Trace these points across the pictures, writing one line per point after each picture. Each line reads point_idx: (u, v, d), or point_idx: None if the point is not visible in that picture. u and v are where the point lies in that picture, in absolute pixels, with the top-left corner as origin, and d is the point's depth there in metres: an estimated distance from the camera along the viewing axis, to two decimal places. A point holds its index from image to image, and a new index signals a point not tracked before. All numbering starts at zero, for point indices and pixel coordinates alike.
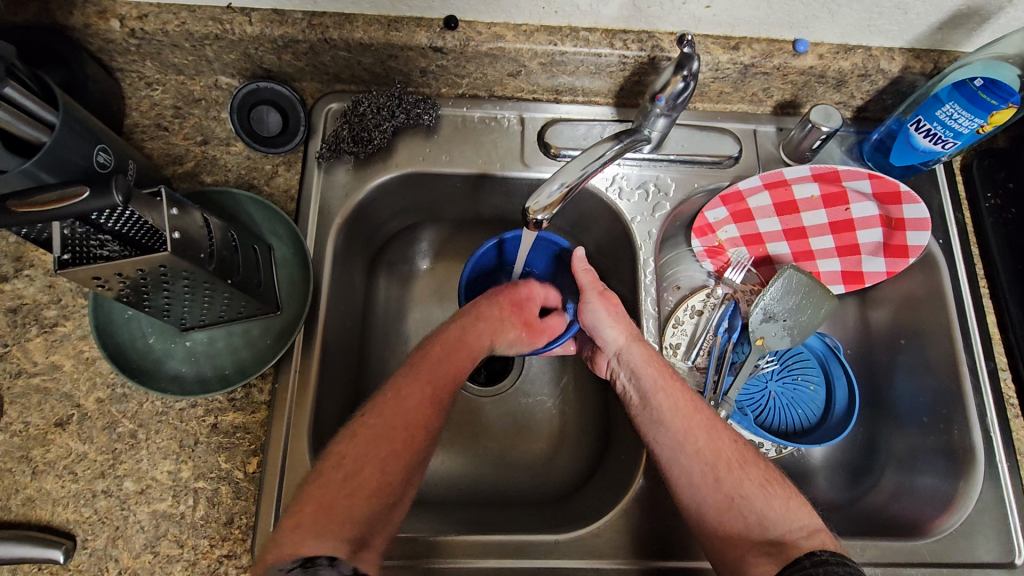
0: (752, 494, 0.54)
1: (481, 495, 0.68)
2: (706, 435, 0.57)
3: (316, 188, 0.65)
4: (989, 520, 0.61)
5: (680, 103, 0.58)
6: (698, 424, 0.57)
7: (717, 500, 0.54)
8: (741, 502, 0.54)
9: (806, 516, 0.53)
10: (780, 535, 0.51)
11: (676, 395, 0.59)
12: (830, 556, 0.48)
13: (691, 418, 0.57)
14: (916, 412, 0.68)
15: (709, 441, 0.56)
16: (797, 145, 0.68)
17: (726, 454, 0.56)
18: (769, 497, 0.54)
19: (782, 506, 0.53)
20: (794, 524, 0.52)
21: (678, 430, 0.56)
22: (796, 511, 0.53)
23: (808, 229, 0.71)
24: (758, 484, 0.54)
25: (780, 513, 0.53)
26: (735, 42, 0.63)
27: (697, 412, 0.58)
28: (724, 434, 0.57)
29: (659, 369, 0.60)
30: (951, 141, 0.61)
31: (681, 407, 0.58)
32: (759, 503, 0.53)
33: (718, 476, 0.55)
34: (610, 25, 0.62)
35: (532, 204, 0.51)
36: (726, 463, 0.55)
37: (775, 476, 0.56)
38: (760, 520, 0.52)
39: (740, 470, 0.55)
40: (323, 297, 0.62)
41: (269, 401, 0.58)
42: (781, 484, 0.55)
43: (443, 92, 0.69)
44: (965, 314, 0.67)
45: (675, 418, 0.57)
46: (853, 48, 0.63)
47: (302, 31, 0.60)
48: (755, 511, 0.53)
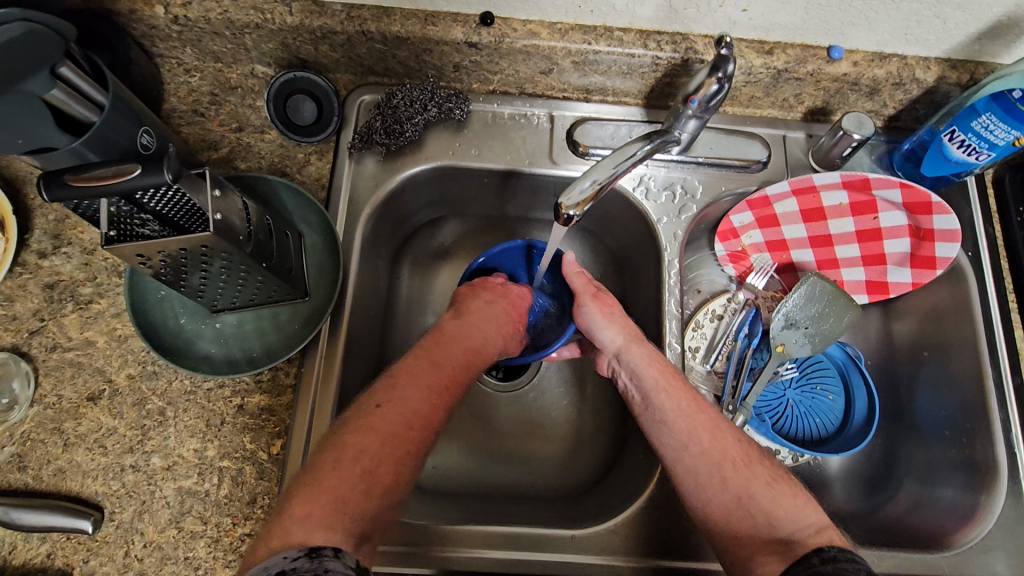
0: (760, 494, 0.53)
1: (497, 488, 0.68)
2: (710, 435, 0.56)
3: (347, 178, 0.66)
4: (1010, 537, 0.61)
5: (714, 105, 0.58)
6: (702, 424, 0.57)
7: (725, 501, 0.53)
8: (748, 502, 0.53)
9: (813, 513, 0.52)
10: (787, 534, 0.50)
11: (678, 395, 0.58)
12: (838, 553, 0.47)
13: (695, 418, 0.57)
14: (938, 425, 0.68)
15: (714, 442, 0.55)
16: (827, 152, 0.67)
17: (731, 454, 0.55)
18: (776, 496, 0.53)
19: (789, 505, 0.52)
20: (800, 522, 0.51)
21: (682, 431, 0.56)
22: (803, 509, 0.52)
23: (834, 237, 0.71)
24: (764, 483, 0.54)
25: (788, 511, 0.52)
26: (770, 47, 0.63)
27: (701, 412, 0.57)
28: (728, 434, 0.57)
29: (661, 369, 0.59)
30: (986, 152, 0.61)
31: (684, 408, 0.57)
32: (766, 503, 0.53)
33: (725, 477, 0.54)
34: (644, 26, 0.62)
35: (565, 199, 0.51)
36: (731, 464, 0.54)
37: (782, 474, 0.55)
38: (768, 519, 0.52)
39: (746, 470, 0.54)
40: (350, 285, 0.63)
41: (295, 385, 0.59)
42: (788, 482, 0.55)
43: (475, 87, 0.69)
44: (992, 328, 0.66)
45: (678, 419, 0.57)
46: (888, 56, 0.63)
47: (340, 23, 0.61)
48: (762, 510, 0.52)
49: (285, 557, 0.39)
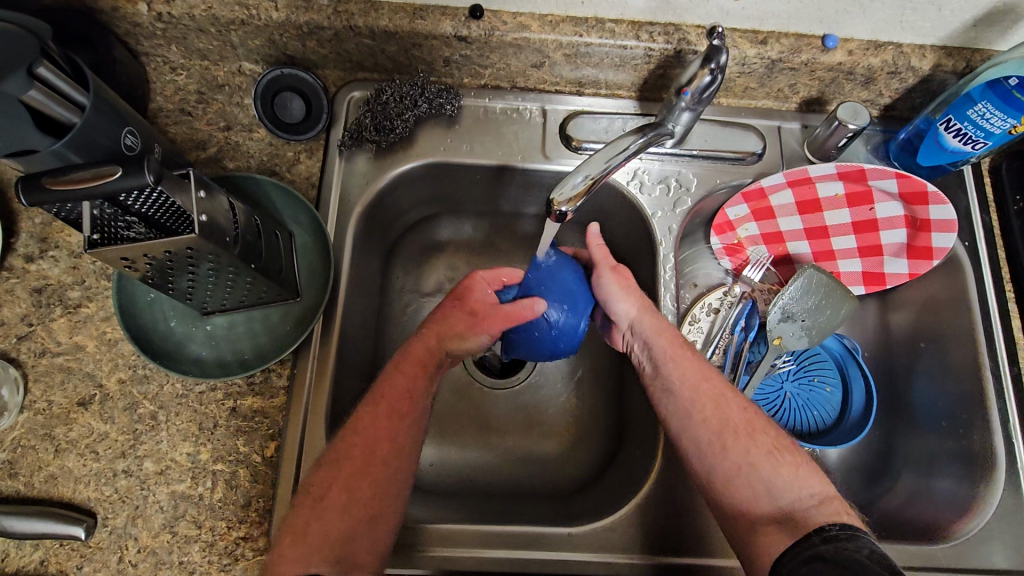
0: (760, 463, 0.53)
1: (495, 487, 0.68)
2: (714, 404, 0.56)
3: (337, 176, 0.65)
4: (1007, 527, 0.61)
5: (707, 97, 0.57)
6: (707, 393, 0.56)
7: (727, 469, 0.53)
8: (748, 469, 0.53)
9: (816, 485, 0.52)
10: (789, 505, 0.50)
11: (683, 365, 0.58)
12: (840, 530, 0.47)
13: (699, 387, 0.57)
14: (935, 416, 0.68)
15: (717, 412, 0.55)
16: (822, 143, 0.67)
17: (734, 422, 0.55)
18: (776, 466, 0.52)
19: (790, 474, 0.52)
20: (801, 490, 0.51)
21: (686, 400, 0.56)
22: (806, 479, 0.52)
23: (830, 229, 0.70)
24: (765, 451, 0.53)
25: (788, 480, 0.52)
26: (764, 36, 0.62)
27: (706, 381, 0.57)
28: (734, 403, 0.56)
29: (669, 338, 0.59)
30: (982, 141, 0.60)
31: (690, 378, 0.57)
32: (766, 471, 0.52)
33: (724, 444, 0.54)
34: (636, 17, 0.61)
35: (557, 194, 0.50)
36: (733, 431, 0.54)
37: (787, 444, 0.55)
38: (769, 490, 0.51)
39: (747, 439, 0.54)
40: (342, 286, 0.62)
41: (287, 386, 0.58)
42: (792, 452, 0.54)
43: (466, 82, 0.69)
44: (989, 318, 0.66)
45: (684, 387, 0.57)
46: (884, 45, 0.62)
47: (327, 18, 0.60)
48: (762, 480, 0.52)
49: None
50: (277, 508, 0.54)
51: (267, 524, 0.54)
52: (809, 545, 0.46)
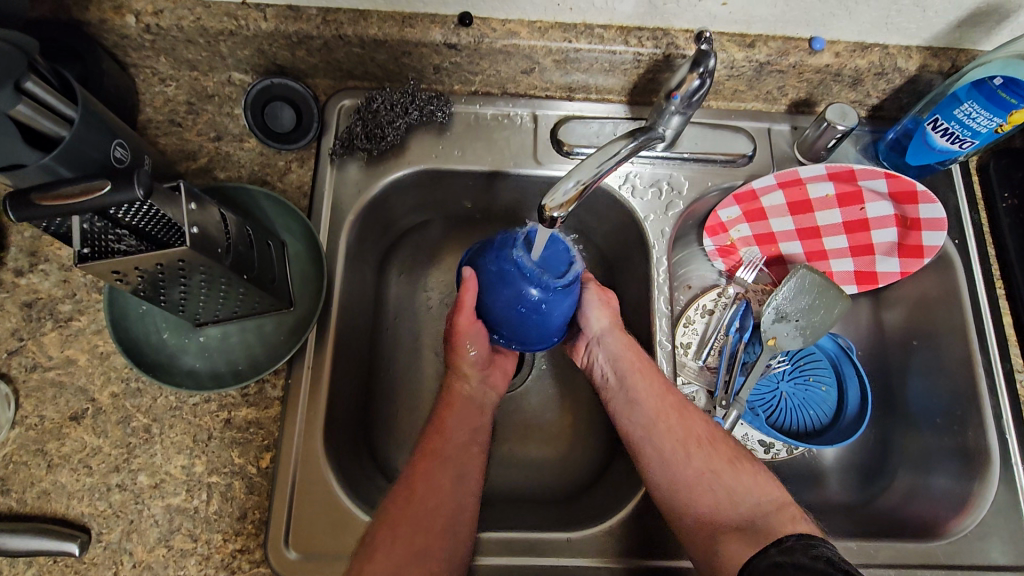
0: (722, 472, 0.54)
1: (492, 494, 0.68)
2: (679, 415, 0.58)
3: (329, 184, 0.65)
4: (1003, 522, 0.61)
5: (697, 100, 0.57)
6: (672, 405, 0.58)
7: (688, 477, 0.54)
8: (710, 477, 0.54)
9: (773, 492, 0.54)
10: (747, 510, 0.52)
11: (650, 378, 0.59)
12: (797, 541, 0.47)
13: (665, 398, 0.58)
14: (929, 413, 0.68)
15: (682, 423, 0.57)
16: (812, 145, 0.67)
17: (697, 434, 0.57)
18: (738, 474, 0.54)
19: (749, 481, 0.54)
20: (763, 498, 0.53)
21: (651, 410, 0.58)
22: (765, 486, 0.54)
23: (822, 229, 0.70)
24: (728, 461, 0.55)
25: (747, 487, 0.53)
26: (752, 40, 0.62)
27: (671, 393, 0.59)
28: (695, 415, 0.58)
29: (632, 350, 0.61)
30: (970, 140, 0.60)
31: (654, 388, 0.59)
32: (727, 480, 0.54)
33: (690, 454, 0.55)
34: (624, 22, 0.61)
35: (549, 201, 0.50)
36: (696, 442, 0.56)
37: (746, 454, 0.57)
38: (729, 497, 0.53)
39: (711, 449, 0.56)
40: (336, 294, 0.62)
41: (282, 397, 0.58)
42: (752, 462, 0.56)
43: (456, 89, 0.69)
44: (980, 315, 0.66)
45: (648, 396, 0.58)
46: (870, 46, 0.63)
47: (316, 27, 0.60)
48: (724, 487, 0.54)
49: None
50: (273, 519, 0.54)
51: (264, 536, 0.54)
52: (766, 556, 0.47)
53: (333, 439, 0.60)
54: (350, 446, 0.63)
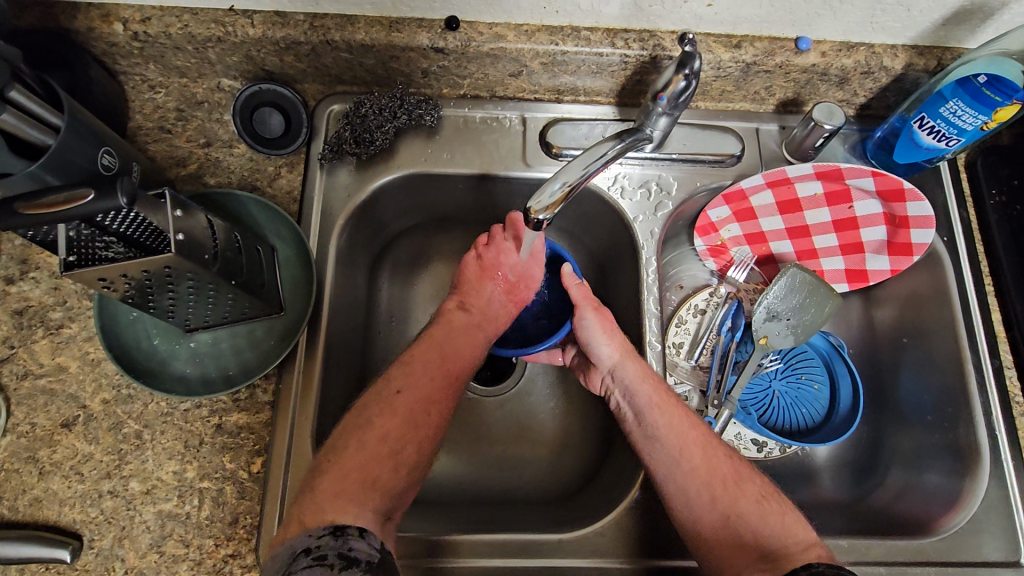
0: (748, 512, 0.53)
1: (484, 495, 0.68)
2: (702, 451, 0.56)
3: (319, 189, 0.65)
4: (995, 518, 0.60)
5: (683, 101, 0.58)
6: (694, 442, 0.57)
7: (713, 516, 0.53)
8: (736, 519, 0.53)
9: (801, 533, 0.52)
10: (776, 550, 0.51)
11: (670, 414, 0.58)
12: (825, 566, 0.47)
13: (686, 434, 0.57)
14: (920, 410, 0.68)
15: (704, 460, 0.56)
16: (800, 144, 0.67)
17: (722, 472, 0.55)
18: (763, 514, 0.53)
19: (778, 522, 0.52)
20: (790, 537, 0.52)
21: (673, 448, 0.56)
22: (791, 527, 0.52)
23: (811, 228, 0.71)
24: (753, 501, 0.54)
25: (775, 528, 0.52)
26: (738, 40, 0.62)
27: (692, 429, 0.58)
28: (718, 451, 0.57)
29: (653, 385, 0.60)
30: (956, 138, 0.60)
31: (676, 424, 0.58)
32: (754, 521, 0.52)
33: (716, 495, 0.54)
34: (611, 25, 0.62)
35: (534, 203, 0.50)
36: (722, 482, 0.55)
37: (774, 492, 0.55)
38: (756, 538, 0.52)
39: (736, 488, 0.54)
40: (326, 298, 0.62)
41: (273, 401, 0.58)
42: (777, 500, 0.55)
43: (445, 92, 0.69)
44: (970, 311, 0.66)
45: (670, 434, 0.57)
46: (856, 46, 0.63)
47: (304, 33, 0.60)
48: (751, 528, 0.52)
49: (313, 535, 0.45)
50: (264, 524, 0.54)
51: (255, 541, 0.54)
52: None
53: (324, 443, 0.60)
54: None
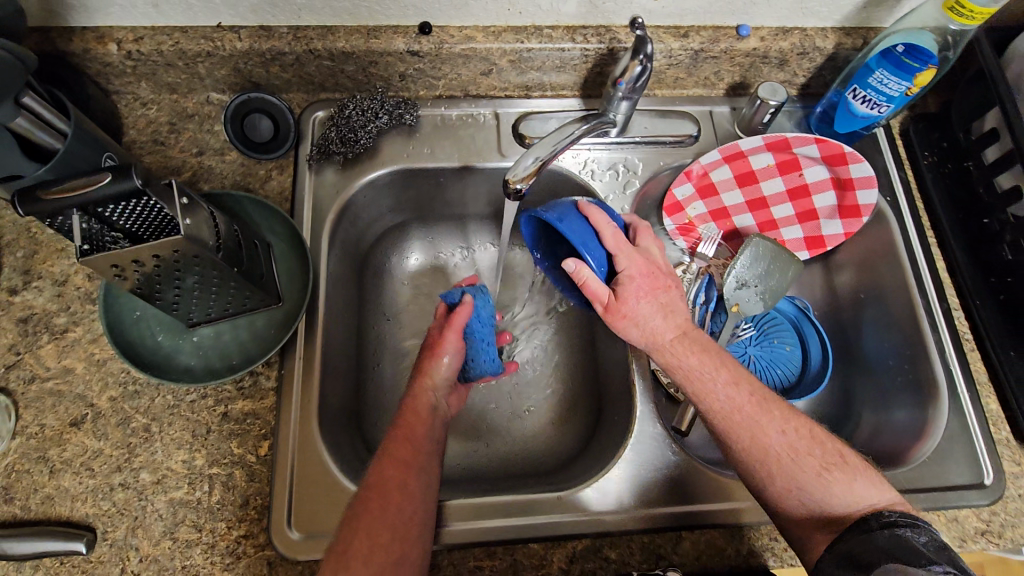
0: (810, 485, 0.52)
1: (486, 472, 0.71)
2: (750, 434, 0.54)
3: (309, 190, 0.69)
4: (959, 446, 0.64)
5: (640, 85, 0.64)
6: (740, 423, 0.55)
7: (775, 493, 0.53)
8: (801, 493, 0.52)
9: (872, 494, 0.52)
10: (843, 515, 0.51)
11: (711, 395, 0.56)
12: (897, 517, 0.49)
13: (731, 417, 0.55)
14: (882, 357, 0.73)
15: (754, 442, 0.54)
16: (750, 121, 0.74)
17: (774, 451, 0.53)
18: (827, 485, 0.52)
19: (842, 490, 0.52)
20: (857, 502, 0.51)
21: (720, 430, 0.56)
22: (860, 493, 0.51)
23: (768, 198, 0.76)
24: (814, 473, 0.52)
25: (839, 496, 0.51)
26: (685, 31, 0.69)
27: (737, 408, 0.55)
28: (768, 427, 0.54)
29: (688, 368, 0.57)
30: (886, 105, 0.67)
31: (718, 406, 0.56)
32: (818, 495, 0.52)
33: (772, 475, 0.53)
34: (570, 22, 0.68)
35: (512, 174, 0.55)
36: (777, 461, 0.53)
37: (834, 458, 0.53)
38: (823, 507, 0.52)
39: (791, 465, 0.53)
40: (321, 288, 0.66)
41: (276, 387, 0.61)
42: (838, 466, 0.53)
43: (422, 94, 0.74)
44: (916, 261, 0.72)
45: (714, 418, 0.56)
46: (790, 30, 0.70)
47: (288, 43, 0.65)
48: (815, 500, 0.52)
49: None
50: (274, 504, 0.56)
51: (266, 520, 0.56)
52: (867, 532, 0.48)
53: (326, 425, 0.63)
54: (346, 434, 0.66)
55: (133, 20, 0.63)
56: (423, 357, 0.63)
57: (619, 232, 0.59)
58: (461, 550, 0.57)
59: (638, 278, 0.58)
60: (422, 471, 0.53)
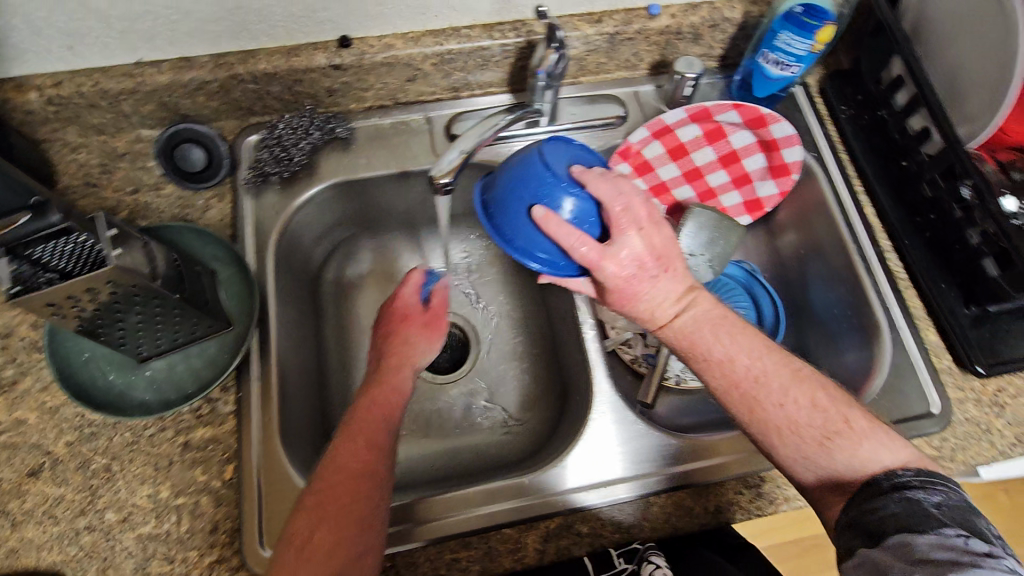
0: (815, 455, 0.53)
1: (459, 469, 0.71)
2: (748, 410, 0.55)
3: (250, 214, 0.70)
4: (906, 380, 0.67)
5: (558, 73, 0.66)
6: (739, 398, 0.55)
7: (785, 459, 0.54)
8: (808, 460, 0.53)
9: (881, 457, 0.51)
10: (852, 479, 0.52)
11: (708, 373, 0.56)
12: (912, 477, 0.49)
13: (729, 394, 0.55)
14: (829, 306, 0.75)
15: (754, 417, 0.54)
16: (672, 96, 0.77)
17: (776, 425, 0.54)
18: (832, 453, 0.52)
19: (845, 457, 0.52)
20: (865, 466, 0.51)
21: (722, 403, 0.57)
22: (867, 457, 0.51)
23: (702, 168, 0.79)
24: (819, 442, 0.53)
25: (846, 464, 0.52)
26: (598, 17, 0.72)
27: (734, 386, 0.55)
28: (767, 401, 0.54)
29: (682, 350, 0.57)
30: (795, 65, 0.70)
31: (716, 383, 0.56)
32: (825, 462, 0.52)
33: (779, 444, 0.54)
34: (486, 20, 0.70)
35: (436, 170, 0.56)
36: (781, 433, 0.54)
37: (840, 425, 0.52)
38: (832, 474, 0.52)
39: (792, 438, 0.53)
40: (272, 307, 0.66)
41: (235, 410, 0.61)
42: (846, 435, 0.52)
43: (353, 107, 0.75)
44: (846, 210, 0.75)
45: (714, 392, 0.57)
46: (698, 4, 0.73)
47: (210, 71, 0.66)
48: (821, 468, 0.53)
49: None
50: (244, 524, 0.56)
51: (238, 542, 0.56)
52: (881, 494, 0.49)
53: (291, 442, 0.63)
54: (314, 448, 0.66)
55: (50, 66, 0.63)
56: (411, 329, 0.66)
57: (581, 241, 0.51)
58: (440, 544, 0.58)
59: (613, 288, 0.55)
60: (369, 468, 0.53)
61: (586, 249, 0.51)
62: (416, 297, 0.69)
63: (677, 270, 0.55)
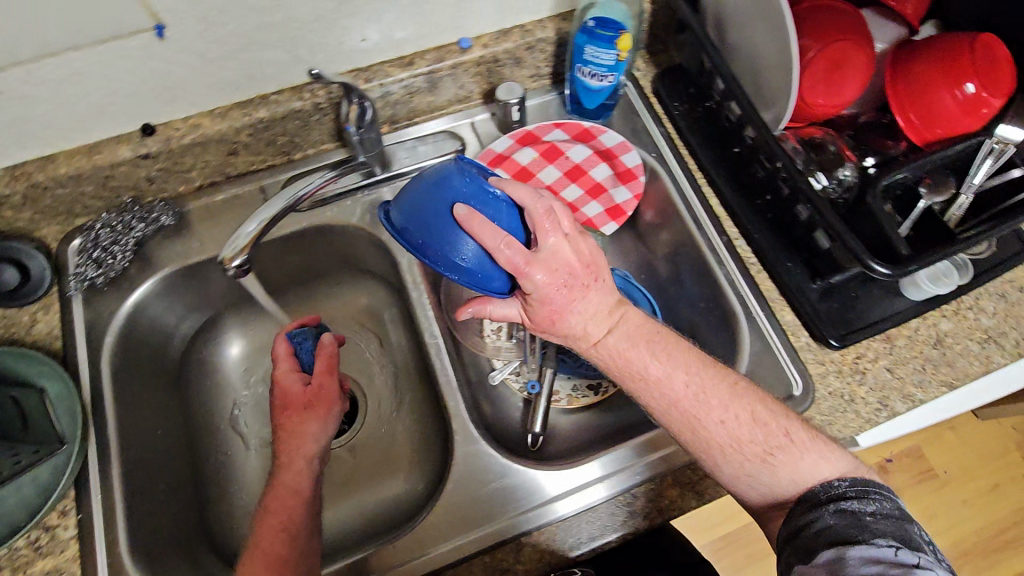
0: (756, 472, 0.51)
1: (353, 537, 0.71)
2: (687, 428, 0.52)
3: (81, 320, 0.66)
4: (766, 365, 0.67)
5: (370, 122, 0.65)
6: (678, 417, 0.52)
7: (726, 476, 0.53)
8: (747, 478, 0.52)
9: (821, 469, 0.50)
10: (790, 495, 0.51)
11: (644, 394, 0.53)
12: (850, 489, 0.48)
13: (668, 413, 0.53)
14: (694, 300, 0.76)
15: (694, 438, 0.52)
16: (506, 120, 0.77)
17: (717, 443, 0.52)
18: (773, 471, 0.51)
19: (789, 474, 0.51)
20: (803, 480, 0.50)
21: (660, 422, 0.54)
22: (808, 471, 0.50)
23: (553, 186, 0.77)
24: (758, 459, 0.51)
25: (787, 481, 0.51)
26: (410, 59, 0.71)
27: (673, 405, 0.52)
28: (708, 419, 0.52)
29: (615, 372, 0.54)
30: (610, 74, 0.71)
31: (652, 404, 0.53)
32: (764, 479, 0.51)
33: (718, 463, 0.52)
34: (294, 82, 0.68)
35: (226, 253, 0.58)
36: (723, 450, 0.52)
37: (782, 441, 0.51)
38: (770, 491, 0.52)
39: (734, 457, 0.52)
40: (111, 414, 0.64)
41: (77, 533, 0.58)
42: (789, 448, 0.51)
43: (183, 190, 0.73)
44: (690, 204, 0.75)
45: (649, 412, 0.54)
46: (509, 30, 0.73)
47: (8, 186, 0.63)
48: (762, 484, 0.52)
49: None
50: None
51: None
52: (819, 509, 0.48)
53: (148, 552, 0.60)
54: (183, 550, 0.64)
55: None
56: (301, 409, 0.63)
57: (510, 246, 0.49)
58: None
59: (538, 304, 0.52)
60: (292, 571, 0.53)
61: (512, 253, 0.49)
62: (293, 372, 0.66)
63: (606, 282, 0.53)
